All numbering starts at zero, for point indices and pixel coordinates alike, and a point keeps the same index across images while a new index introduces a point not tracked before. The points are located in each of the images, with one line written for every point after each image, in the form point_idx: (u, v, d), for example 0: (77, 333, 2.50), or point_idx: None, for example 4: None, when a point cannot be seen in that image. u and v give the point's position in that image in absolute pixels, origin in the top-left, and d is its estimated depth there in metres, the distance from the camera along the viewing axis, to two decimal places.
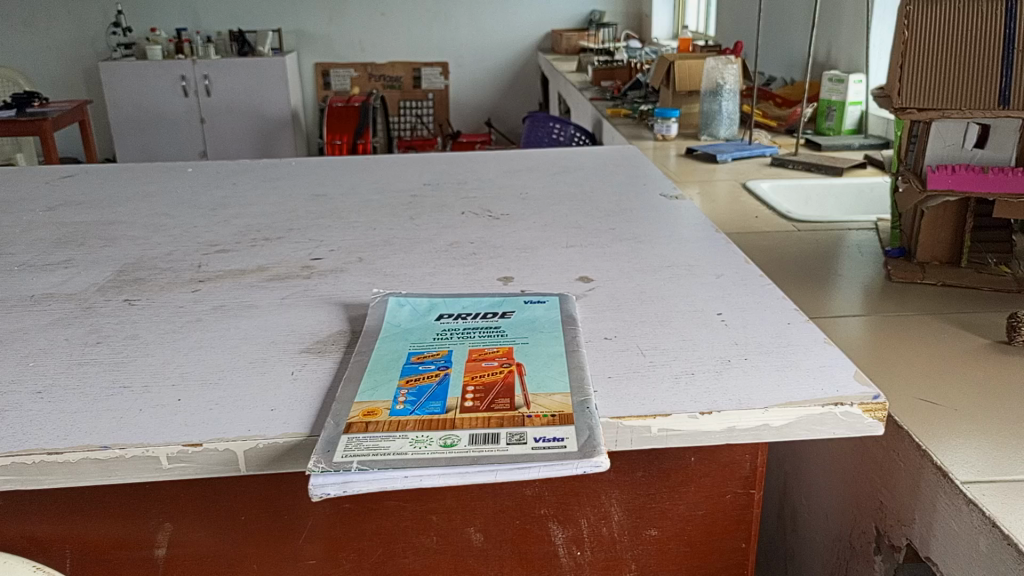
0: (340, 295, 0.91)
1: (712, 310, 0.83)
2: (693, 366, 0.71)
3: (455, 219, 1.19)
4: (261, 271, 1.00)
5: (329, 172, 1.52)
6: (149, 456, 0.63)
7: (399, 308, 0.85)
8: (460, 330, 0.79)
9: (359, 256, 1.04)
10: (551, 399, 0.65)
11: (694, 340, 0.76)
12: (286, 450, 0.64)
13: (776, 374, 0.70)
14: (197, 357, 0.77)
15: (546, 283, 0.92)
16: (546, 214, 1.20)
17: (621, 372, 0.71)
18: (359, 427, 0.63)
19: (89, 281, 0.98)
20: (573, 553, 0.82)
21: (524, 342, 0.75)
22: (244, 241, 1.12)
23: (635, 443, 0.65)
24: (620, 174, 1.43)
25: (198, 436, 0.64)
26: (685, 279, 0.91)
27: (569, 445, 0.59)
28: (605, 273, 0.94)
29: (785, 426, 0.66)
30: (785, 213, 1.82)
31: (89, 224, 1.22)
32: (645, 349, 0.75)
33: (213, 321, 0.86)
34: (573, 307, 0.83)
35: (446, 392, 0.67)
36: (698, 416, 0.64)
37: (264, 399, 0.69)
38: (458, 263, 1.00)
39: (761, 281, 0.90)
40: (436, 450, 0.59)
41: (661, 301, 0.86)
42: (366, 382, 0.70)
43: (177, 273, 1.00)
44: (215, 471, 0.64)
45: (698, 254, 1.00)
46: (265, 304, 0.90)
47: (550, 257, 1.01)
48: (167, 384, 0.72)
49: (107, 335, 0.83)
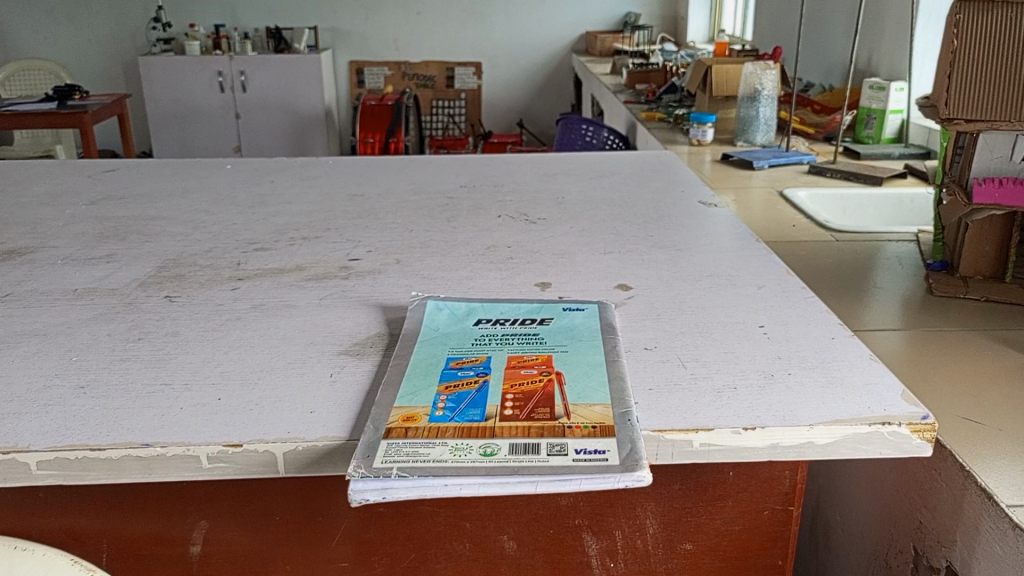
0: (378, 297, 0.91)
1: (753, 323, 0.82)
2: (735, 380, 0.70)
3: (491, 222, 1.19)
4: (300, 271, 1.00)
5: (365, 172, 1.52)
6: (190, 455, 0.64)
7: (438, 311, 0.84)
8: (499, 336, 0.78)
9: (396, 258, 1.04)
10: (591, 410, 0.64)
11: (736, 354, 0.75)
12: (325, 453, 0.64)
13: (821, 390, 0.69)
14: (237, 357, 0.78)
15: (584, 290, 0.91)
16: (582, 219, 1.19)
17: (661, 384, 0.70)
18: (399, 432, 0.63)
19: (131, 276, 1.00)
20: (606, 564, 0.81)
21: (564, 350, 0.75)
22: (282, 240, 1.12)
23: (676, 457, 0.64)
24: (658, 180, 1.42)
25: (238, 436, 0.64)
26: (726, 290, 0.90)
27: (610, 458, 0.58)
28: (644, 282, 0.93)
29: (829, 445, 0.64)
30: (823, 222, 1.79)
31: (131, 219, 1.23)
32: (685, 361, 0.74)
33: (252, 320, 0.86)
34: (613, 316, 0.82)
35: (486, 400, 0.67)
36: (741, 431, 0.63)
37: (303, 401, 0.69)
38: (495, 267, 0.99)
39: (804, 293, 0.89)
40: (476, 458, 0.59)
41: (702, 312, 0.85)
42: (405, 387, 0.69)
43: (216, 271, 1.01)
44: (255, 472, 0.65)
45: (739, 264, 0.98)
46: (303, 303, 0.90)
47: (588, 263, 1.00)
48: (208, 383, 0.73)
49: (148, 331, 0.84)
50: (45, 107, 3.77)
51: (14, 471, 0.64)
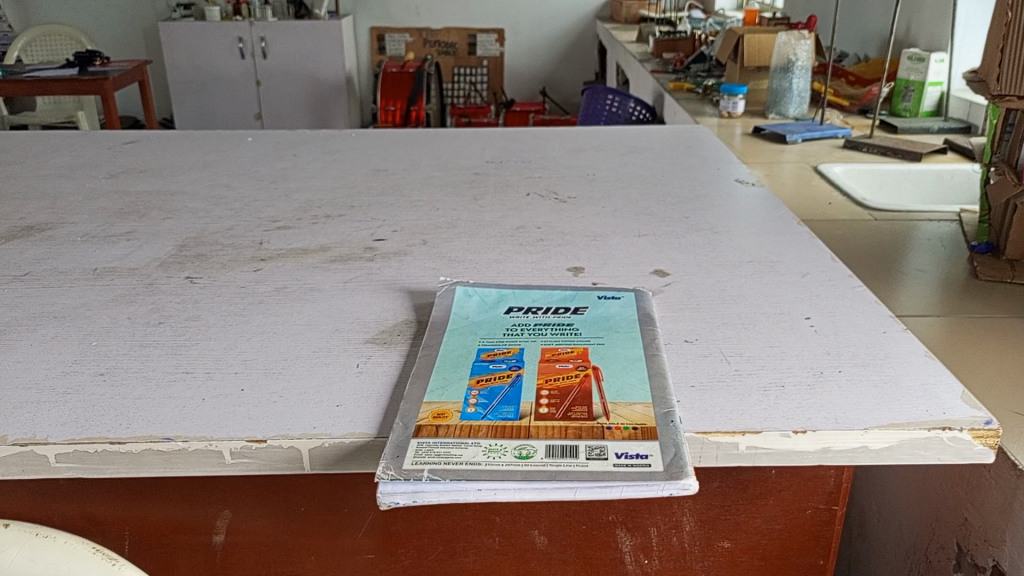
0: (404, 281, 0.88)
1: (799, 314, 0.78)
2: (782, 378, 0.67)
3: (520, 201, 1.15)
4: (324, 251, 0.97)
5: (390, 146, 1.48)
6: (212, 450, 0.61)
7: (467, 298, 0.81)
8: (532, 326, 0.75)
9: (422, 239, 1.01)
10: (632, 410, 0.61)
11: (783, 348, 0.71)
12: (353, 450, 0.61)
13: (874, 390, 0.65)
14: (260, 344, 0.75)
15: (619, 275, 0.87)
16: (615, 199, 1.15)
17: (704, 381, 0.66)
18: (429, 431, 0.60)
19: (151, 255, 0.97)
20: (640, 561, 0.78)
21: (601, 343, 0.71)
22: (305, 218, 1.09)
23: (721, 460, 0.61)
24: (692, 157, 1.37)
25: (263, 431, 0.61)
26: (768, 277, 0.86)
27: (653, 464, 0.55)
28: (681, 267, 0.89)
29: (884, 450, 0.61)
30: (860, 200, 1.73)
31: (151, 194, 1.21)
32: (728, 355, 0.70)
33: (276, 304, 0.83)
34: (650, 305, 0.78)
35: (520, 396, 0.63)
36: (791, 434, 0.60)
37: (329, 394, 0.66)
38: (526, 250, 0.96)
39: (851, 282, 0.84)
40: (511, 461, 0.56)
41: (744, 301, 0.81)
42: (435, 381, 0.66)
43: (238, 250, 0.98)
44: (280, 468, 0.62)
45: (781, 249, 0.94)
46: (328, 287, 0.87)
47: (621, 246, 0.96)
48: (230, 372, 0.70)
49: (169, 315, 0.81)
50: (66, 72, 3.75)
51: (32, 464, 0.62)
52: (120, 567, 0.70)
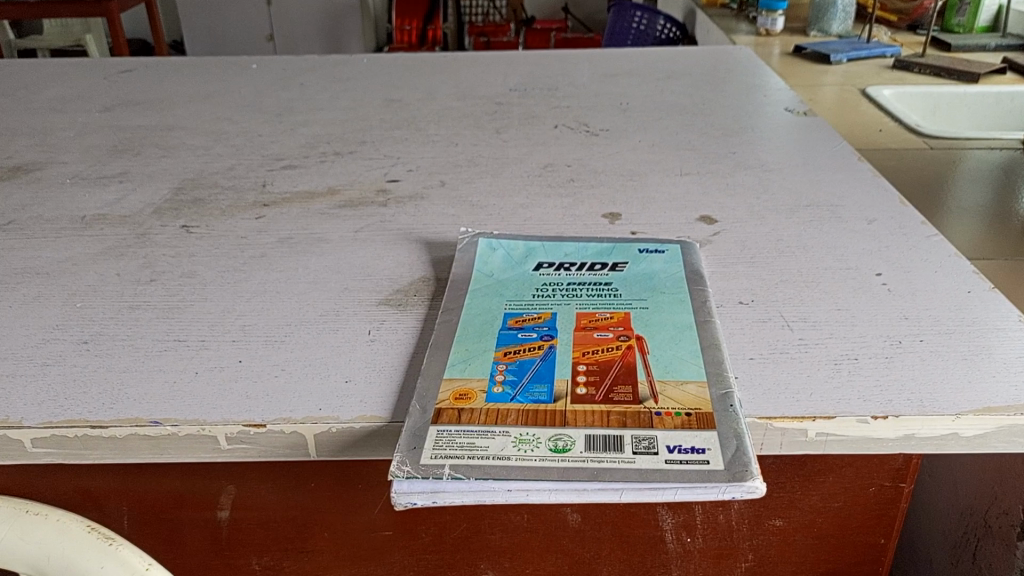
0: (421, 230, 0.79)
1: (868, 270, 0.68)
2: (854, 350, 0.58)
3: (547, 134, 1.05)
4: (333, 195, 0.88)
5: (405, 72, 1.37)
6: (206, 435, 0.54)
7: (491, 252, 0.72)
8: (564, 287, 0.66)
9: (440, 179, 0.91)
10: (683, 392, 0.53)
11: (852, 313, 0.62)
12: (363, 436, 0.54)
13: (964, 365, 0.56)
14: (261, 306, 0.67)
15: (661, 222, 0.78)
16: (652, 132, 1.04)
17: (764, 353, 0.58)
18: (451, 416, 0.52)
19: (144, 200, 0.89)
20: (682, 539, 0.71)
21: (643, 306, 0.63)
22: (312, 156, 1.00)
23: (786, 448, 0.53)
24: (734, 83, 1.25)
25: (262, 414, 0.54)
26: (830, 224, 0.76)
27: (712, 461, 0.47)
28: (731, 212, 0.80)
29: (976, 438, 0.52)
30: (914, 126, 1.60)
31: (147, 129, 1.12)
32: (790, 321, 0.61)
33: (279, 258, 0.75)
34: (697, 260, 0.69)
35: (553, 373, 0.55)
36: (870, 420, 0.52)
37: (337, 367, 0.59)
38: (555, 192, 0.86)
39: (925, 230, 0.75)
40: (546, 456, 0.48)
41: (804, 254, 0.71)
42: (457, 353, 0.58)
43: (239, 193, 0.89)
44: (283, 455, 0.55)
45: (843, 190, 0.84)
46: (336, 237, 0.79)
47: (661, 187, 0.86)
48: (228, 340, 0.63)
49: (162, 271, 0.74)
50: None
51: (7, 449, 0.55)
52: (117, 546, 0.59)
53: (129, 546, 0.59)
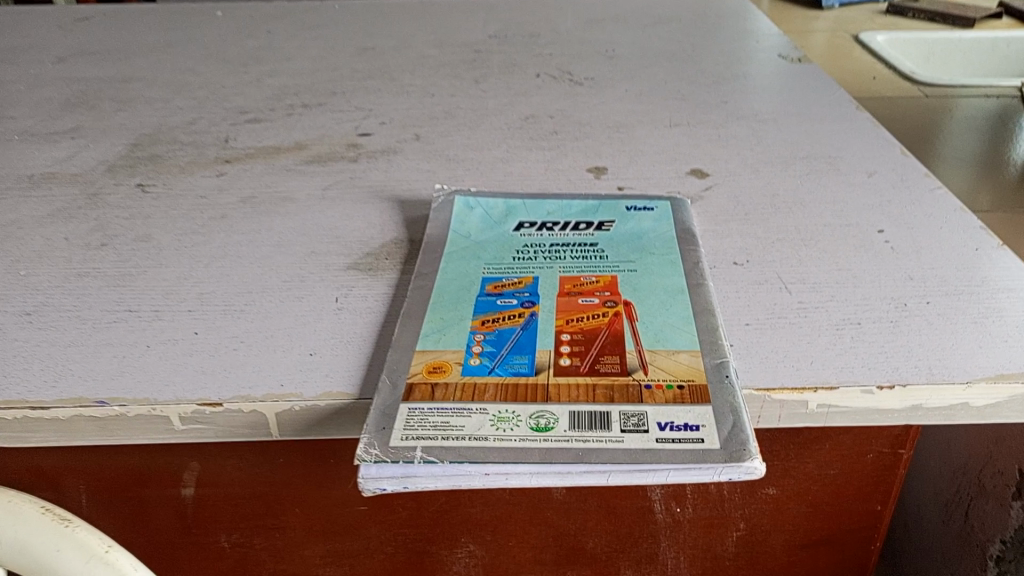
0: (394, 187, 0.74)
1: (870, 226, 0.64)
2: (857, 314, 0.54)
3: (528, 84, 0.99)
4: (300, 150, 0.83)
5: (379, 19, 1.30)
6: (158, 415, 0.50)
7: (469, 211, 0.67)
8: (547, 248, 0.61)
9: (415, 132, 0.86)
10: (675, 362, 0.49)
11: (854, 273, 0.58)
12: (329, 414, 0.49)
13: (975, 328, 0.52)
14: (220, 272, 0.62)
15: (649, 177, 0.73)
16: (638, 80, 0.99)
17: (761, 318, 0.54)
18: (423, 392, 0.48)
19: (98, 157, 0.83)
20: (672, 509, 0.67)
21: (632, 269, 0.58)
22: (278, 108, 0.94)
23: (784, 420, 0.50)
24: (725, 28, 1.19)
25: (218, 392, 0.50)
26: (828, 177, 0.72)
27: (707, 440, 0.43)
28: (723, 166, 0.75)
29: (987, 407, 0.49)
30: (909, 74, 1.55)
31: (103, 81, 1.05)
32: (788, 283, 0.57)
33: (241, 218, 0.70)
34: (689, 217, 0.65)
35: (534, 343, 0.51)
36: (875, 390, 0.48)
37: (301, 338, 0.54)
38: (536, 145, 0.81)
39: (929, 182, 0.70)
40: (527, 435, 0.44)
41: (801, 210, 0.67)
42: (430, 323, 0.54)
43: (199, 149, 0.84)
44: (243, 435, 0.51)
45: (841, 141, 0.79)
46: (303, 196, 0.73)
47: (650, 139, 0.82)
48: (183, 310, 0.58)
49: (114, 234, 0.68)
50: None
51: None
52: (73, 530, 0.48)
53: (89, 527, 0.49)
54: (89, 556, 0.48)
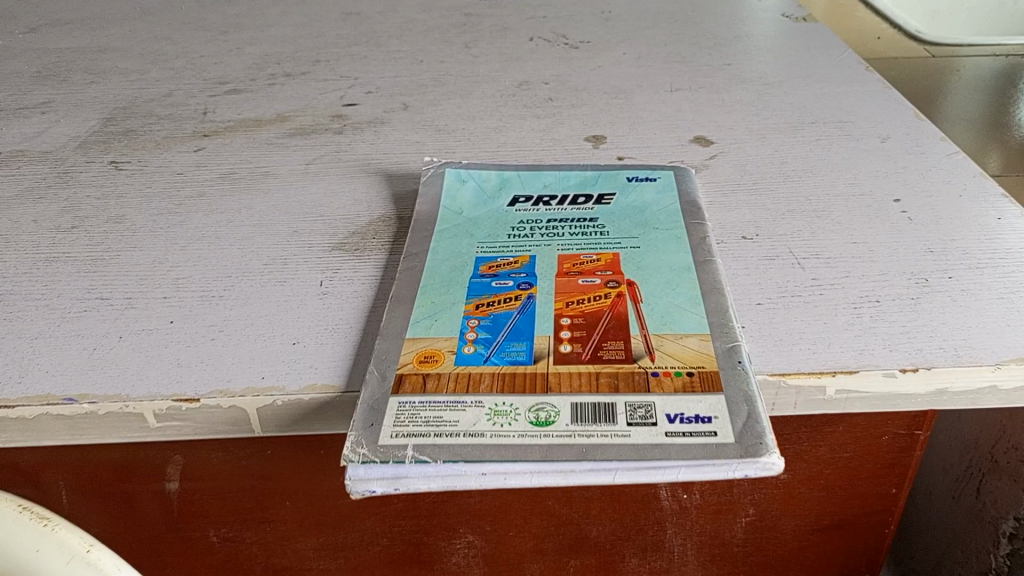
0: (381, 160, 0.70)
1: (885, 195, 0.61)
2: (875, 291, 0.51)
3: (521, 48, 0.94)
4: (282, 122, 0.78)
5: None
6: (131, 413, 0.46)
7: (460, 185, 0.63)
8: (544, 224, 0.58)
9: (403, 102, 0.82)
10: (683, 348, 0.45)
11: (871, 247, 0.55)
12: (314, 409, 0.46)
13: (1002, 304, 0.49)
14: (197, 254, 0.59)
15: (651, 145, 0.70)
16: (637, 43, 0.95)
17: (773, 297, 0.50)
18: (415, 384, 0.45)
19: (69, 133, 0.78)
20: (678, 495, 0.65)
21: (634, 246, 0.55)
22: (259, 78, 0.89)
23: (800, 407, 0.47)
24: None
25: (195, 387, 0.46)
26: (839, 144, 0.68)
27: (720, 433, 0.40)
28: (728, 132, 0.71)
29: (1017, 390, 0.46)
30: (914, 33, 1.50)
31: (76, 52, 1.00)
32: (801, 258, 0.54)
33: (220, 196, 0.66)
34: (694, 188, 0.61)
35: (532, 328, 0.48)
36: (898, 374, 0.45)
37: (283, 327, 0.51)
38: (531, 114, 0.77)
39: (946, 147, 0.67)
40: (526, 431, 0.41)
41: (812, 179, 0.63)
42: (421, 308, 0.50)
43: (176, 123, 0.79)
44: (223, 432, 0.48)
45: (852, 104, 0.75)
46: (286, 171, 0.70)
47: (650, 105, 0.78)
48: (158, 297, 0.54)
49: (85, 215, 0.64)
50: None
51: None
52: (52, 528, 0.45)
53: (70, 524, 0.45)
54: (70, 556, 0.44)
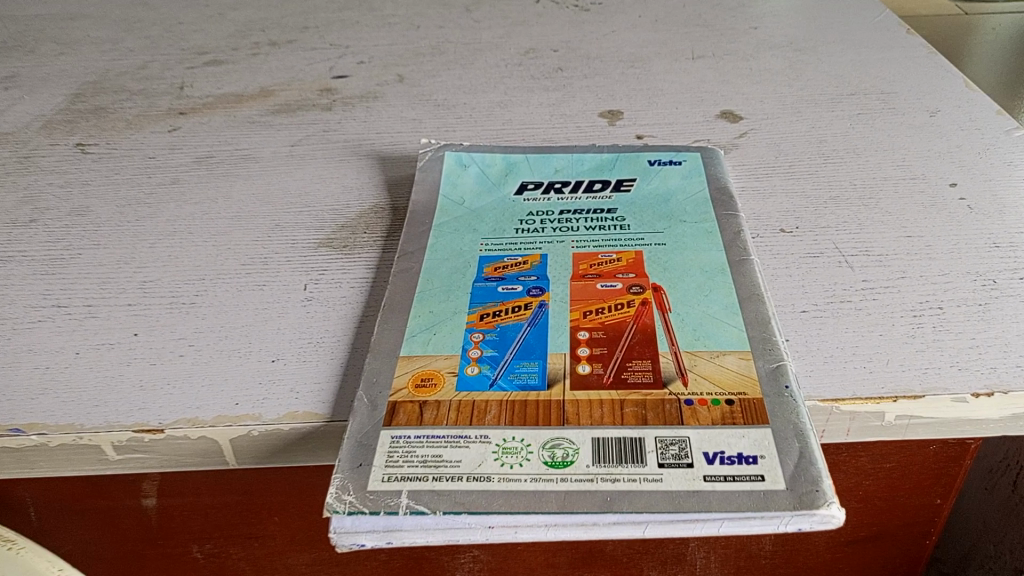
0: (374, 141, 0.64)
1: (939, 179, 0.54)
2: (937, 295, 0.44)
3: (527, 11, 0.87)
4: (266, 97, 0.72)
5: None
6: (87, 444, 0.41)
7: (461, 170, 0.57)
8: (556, 216, 0.51)
9: (398, 73, 0.75)
10: (720, 369, 0.39)
11: (928, 241, 0.48)
12: (296, 439, 0.40)
13: None
14: (167, 254, 0.52)
15: (673, 122, 0.63)
16: (652, 4, 0.87)
17: (820, 304, 0.44)
18: (410, 414, 0.39)
19: (32, 111, 0.71)
20: None
21: (659, 242, 0.48)
22: (242, 47, 0.82)
23: (854, 434, 0.41)
24: None
25: (159, 414, 0.41)
26: (883, 119, 0.61)
27: (768, 478, 0.34)
28: (758, 106, 0.64)
29: None
30: None
31: (46, 20, 0.92)
32: (849, 255, 0.47)
33: (195, 183, 0.60)
34: (722, 172, 0.55)
35: (545, 344, 0.42)
36: (969, 399, 0.39)
37: (261, 340, 0.45)
38: (539, 86, 0.70)
39: (1003, 122, 0.60)
40: (540, 475, 0.35)
41: (855, 161, 0.57)
42: (417, 319, 0.44)
43: (150, 99, 0.72)
44: (194, 463, 0.42)
45: (894, 73, 0.68)
46: (268, 154, 0.63)
47: (670, 76, 0.70)
48: (121, 303, 0.48)
49: (44, 206, 0.58)
50: None
51: None
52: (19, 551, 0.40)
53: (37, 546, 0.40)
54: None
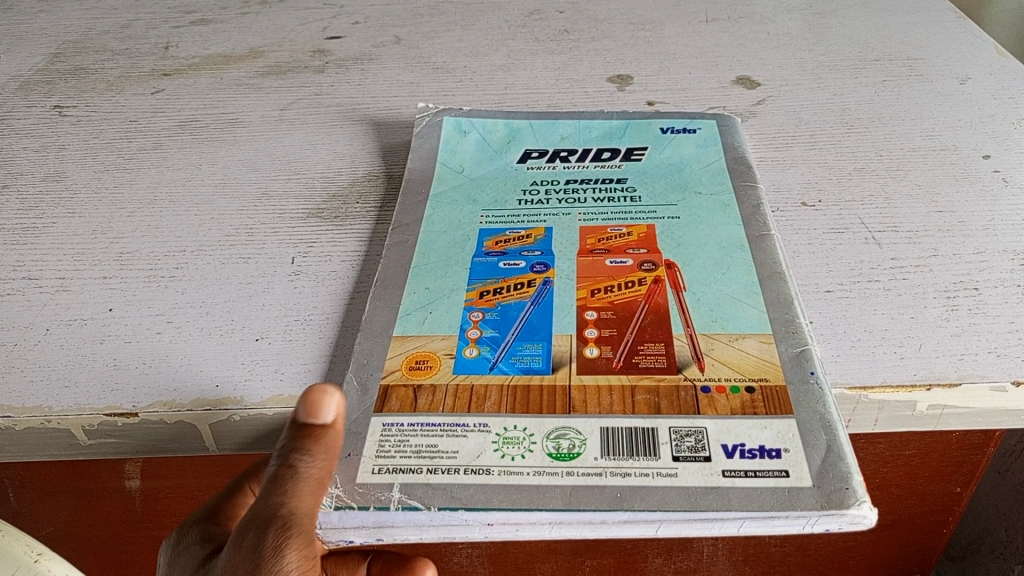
0: (368, 106, 0.60)
1: (971, 150, 0.50)
2: (971, 274, 0.41)
3: None
4: (255, 58, 0.68)
5: None
6: (56, 428, 0.37)
7: (461, 137, 0.53)
8: (562, 187, 0.48)
9: (395, 34, 0.71)
10: (739, 354, 0.36)
11: (961, 217, 0.45)
12: (280, 424, 0.37)
13: None
14: (147, 224, 0.49)
15: (686, 87, 0.59)
16: None
17: (846, 283, 0.41)
18: (402, 398, 0.36)
19: (9, 70, 0.68)
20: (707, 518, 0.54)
21: (673, 215, 0.45)
22: (231, 6, 0.78)
23: (881, 424, 0.38)
24: None
25: (133, 397, 0.38)
26: (910, 86, 0.58)
27: (793, 475, 0.32)
28: (776, 72, 0.61)
29: None
30: None
31: None
32: (876, 232, 0.44)
33: (179, 149, 0.56)
34: (739, 140, 0.51)
35: (550, 325, 0.38)
36: (1008, 388, 0.36)
37: (244, 317, 0.42)
38: (543, 48, 0.66)
39: None
40: (544, 468, 0.32)
41: (881, 130, 0.53)
42: (412, 295, 0.41)
43: (133, 60, 0.69)
44: (172, 449, 0.39)
45: (920, 38, 0.64)
46: (256, 118, 0.59)
47: (681, 39, 0.67)
48: (95, 275, 0.45)
49: (17, 170, 0.54)
50: None
51: None
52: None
53: (15, 530, 0.35)
54: (14, 569, 0.34)
